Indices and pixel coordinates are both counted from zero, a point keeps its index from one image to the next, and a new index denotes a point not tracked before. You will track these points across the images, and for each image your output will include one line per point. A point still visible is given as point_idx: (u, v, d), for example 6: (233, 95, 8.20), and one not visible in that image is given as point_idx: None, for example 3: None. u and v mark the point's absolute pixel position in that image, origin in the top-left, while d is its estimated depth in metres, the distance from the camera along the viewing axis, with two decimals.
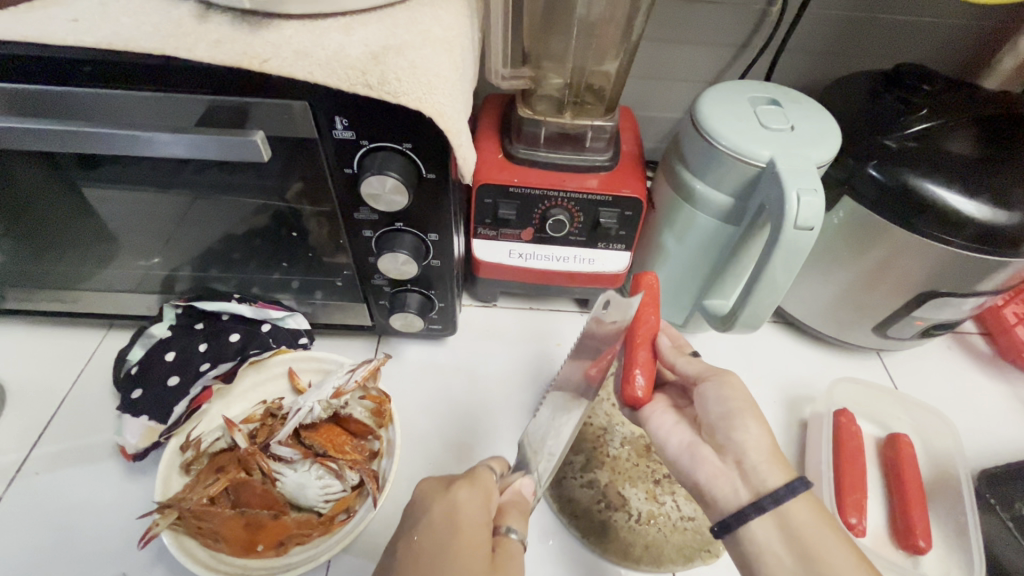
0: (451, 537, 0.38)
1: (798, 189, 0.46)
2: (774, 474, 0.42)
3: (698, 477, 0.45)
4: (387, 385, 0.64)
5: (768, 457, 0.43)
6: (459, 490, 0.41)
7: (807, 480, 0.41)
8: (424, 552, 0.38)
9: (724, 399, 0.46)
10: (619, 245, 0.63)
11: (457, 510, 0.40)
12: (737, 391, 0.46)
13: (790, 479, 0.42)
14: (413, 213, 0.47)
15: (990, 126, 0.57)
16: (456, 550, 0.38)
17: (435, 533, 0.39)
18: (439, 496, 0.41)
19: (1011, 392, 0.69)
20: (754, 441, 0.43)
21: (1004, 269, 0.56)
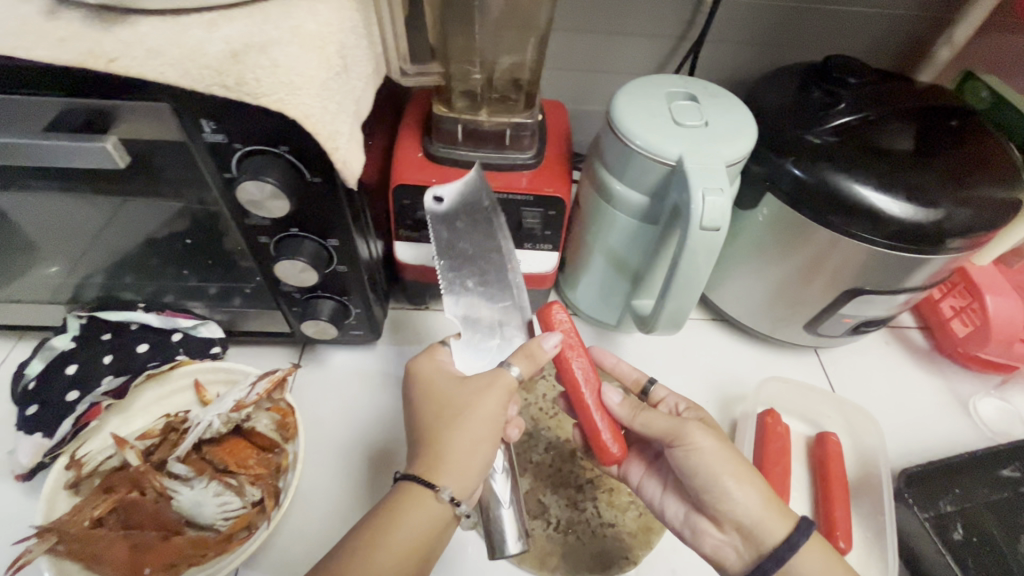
0: (437, 381, 0.48)
1: (703, 189, 0.45)
2: (773, 530, 0.42)
3: (704, 550, 0.46)
4: (308, 392, 0.62)
5: (762, 515, 0.43)
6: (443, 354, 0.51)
7: (805, 528, 0.41)
8: (427, 393, 0.47)
9: (698, 469, 0.44)
10: (545, 246, 0.62)
11: (425, 376, 0.49)
12: (705, 456, 0.44)
13: (791, 529, 0.42)
14: (307, 218, 0.45)
15: (909, 121, 0.56)
16: (441, 392, 0.47)
17: (426, 386, 0.48)
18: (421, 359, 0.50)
19: (946, 385, 0.69)
20: (743, 505, 0.43)
21: (925, 266, 0.55)
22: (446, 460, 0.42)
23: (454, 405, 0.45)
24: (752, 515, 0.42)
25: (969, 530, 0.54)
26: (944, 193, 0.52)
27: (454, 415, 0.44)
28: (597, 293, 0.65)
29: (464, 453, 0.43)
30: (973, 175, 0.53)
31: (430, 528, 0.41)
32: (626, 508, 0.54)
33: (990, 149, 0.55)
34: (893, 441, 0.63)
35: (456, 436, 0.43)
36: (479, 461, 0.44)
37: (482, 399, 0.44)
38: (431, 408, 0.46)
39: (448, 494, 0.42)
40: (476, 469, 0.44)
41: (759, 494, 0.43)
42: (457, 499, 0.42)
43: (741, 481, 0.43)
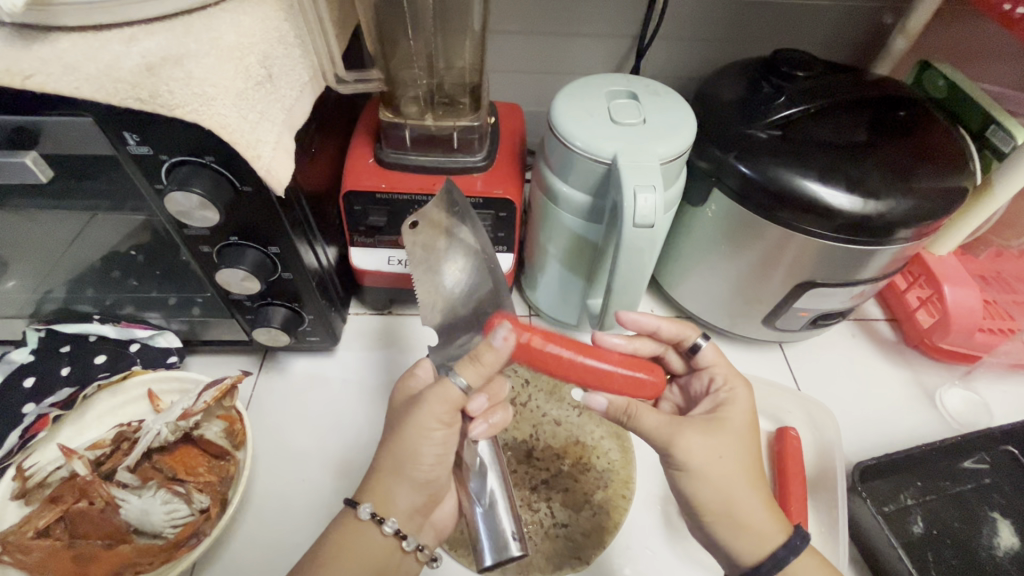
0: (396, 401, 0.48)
1: (635, 186, 0.44)
2: (742, 553, 0.41)
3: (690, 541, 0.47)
4: (268, 400, 0.62)
5: (732, 540, 0.42)
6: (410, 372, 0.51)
7: (805, 535, 0.41)
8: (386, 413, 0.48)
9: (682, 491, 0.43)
10: (500, 247, 0.62)
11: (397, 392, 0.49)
12: (694, 481, 0.42)
13: (785, 538, 0.41)
14: (244, 227, 0.46)
15: (855, 113, 0.56)
16: (394, 412, 0.47)
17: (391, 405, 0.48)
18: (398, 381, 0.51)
19: (912, 377, 0.68)
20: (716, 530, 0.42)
21: (875, 258, 0.55)
22: (378, 479, 0.44)
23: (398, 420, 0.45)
24: (727, 535, 0.42)
25: (929, 523, 0.54)
26: (888, 183, 0.51)
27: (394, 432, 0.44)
28: (556, 292, 0.65)
29: (394, 472, 0.43)
30: (918, 165, 0.53)
31: (362, 551, 0.42)
32: (581, 507, 0.54)
33: (936, 138, 0.55)
34: (857, 434, 0.63)
35: (391, 452, 0.43)
36: (411, 482, 0.44)
37: (413, 412, 0.43)
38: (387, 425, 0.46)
39: (369, 511, 0.42)
40: (406, 488, 0.43)
41: (745, 514, 0.41)
42: (380, 518, 0.43)
43: (728, 502, 0.42)
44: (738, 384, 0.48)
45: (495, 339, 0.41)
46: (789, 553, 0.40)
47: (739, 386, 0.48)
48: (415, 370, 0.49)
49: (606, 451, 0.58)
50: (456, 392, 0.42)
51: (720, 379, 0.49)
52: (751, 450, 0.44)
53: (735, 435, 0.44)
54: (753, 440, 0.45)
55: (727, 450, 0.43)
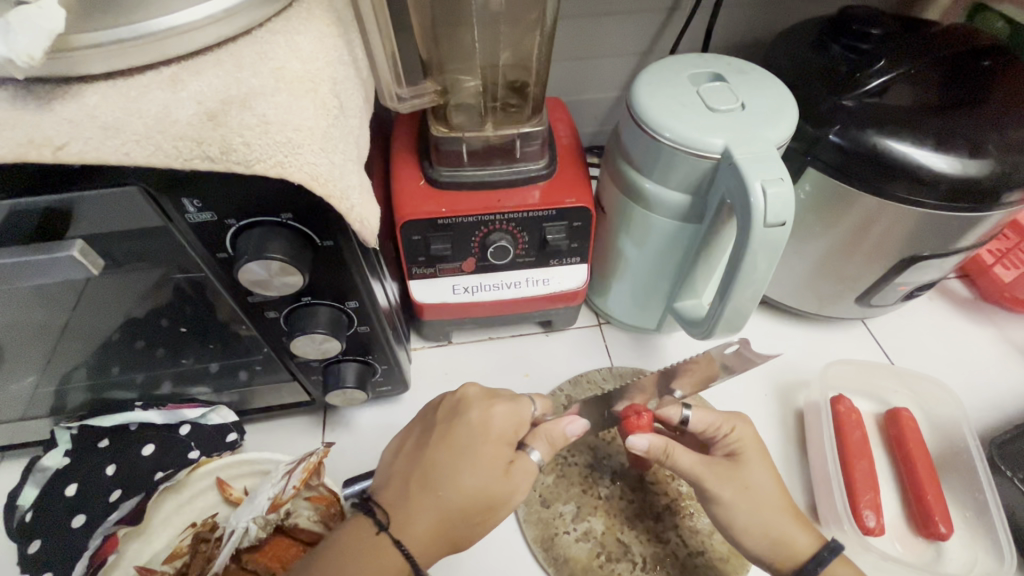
0: (481, 439, 0.40)
1: (762, 180, 0.39)
2: (783, 556, 0.43)
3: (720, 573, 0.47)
4: (340, 462, 0.56)
5: (771, 545, 0.43)
6: (498, 406, 0.43)
7: (833, 547, 0.42)
8: (454, 440, 0.40)
9: (749, 509, 0.43)
10: (573, 259, 0.56)
11: (490, 427, 0.41)
12: (730, 504, 0.43)
13: (817, 547, 0.42)
14: (320, 284, 0.39)
15: (946, 72, 0.52)
16: (482, 454, 0.40)
17: (469, 431, 0.41)
18: (479, 407, 0.43)
19: (999, 334, 0.66)
20: (753, 540, 0.43)
21: (983, 222, 0.52)
22: (434, 532, 0.37)
23: (495, 489, 0.39)
24: (765, 544, 0.43)
25: None
26: (998, 141, 0.48)
27: (488, 507, 0.39)
28: (634, 298, 0.60)
29: (451, 543, 0.38)
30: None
31: None
32: (712, 531, 0.50)
33: None
34: (966, 402, 0.60)
35: (466, 517, 0.38)
36: (453, 540, 0.38)
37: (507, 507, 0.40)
38: (478, 478, 0.39)
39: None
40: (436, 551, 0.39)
41: (781, 531, 0.43)
42: None
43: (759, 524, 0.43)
44: (738, 421, 0.47)
45: (568, 428, 0.45)
46: (817, 567, 0.41)
47: (739, 425, 0.47)
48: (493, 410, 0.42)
49: None
50: (533, 465, 0.42)
51: (720, 421, 0.47)
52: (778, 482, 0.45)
53: (761, 467, 0.45)
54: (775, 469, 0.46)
55: (757, 483, 0.44)
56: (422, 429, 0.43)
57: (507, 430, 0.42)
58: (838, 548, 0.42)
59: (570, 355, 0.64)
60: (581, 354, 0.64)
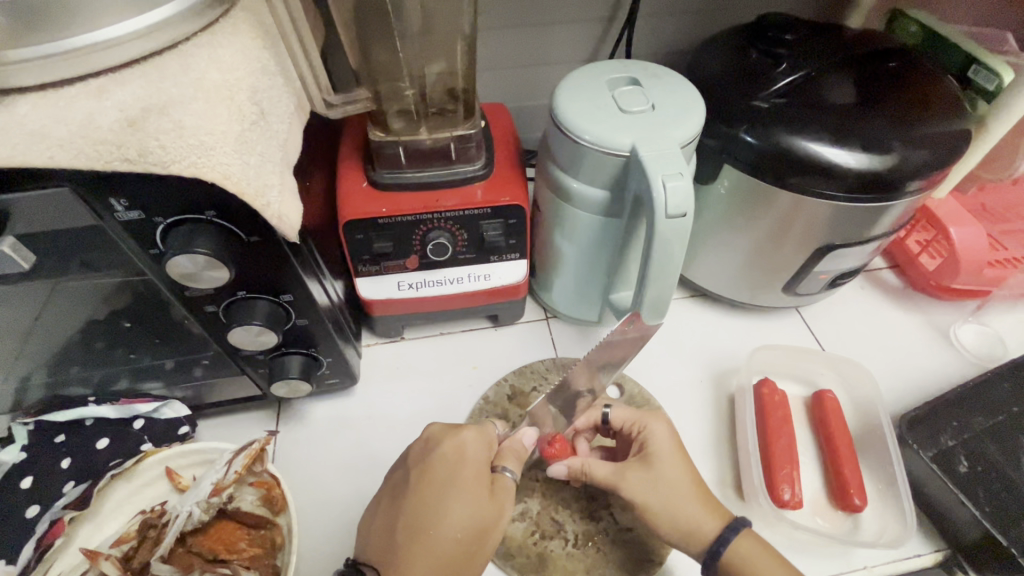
0: (457, 470, 0.45)
1: (662, 175, 0.43)
2: (700, 535, 0.46)
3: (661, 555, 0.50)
4: (293, 453, 0.58)
5: (685, 529, 0.46)
6: (466, 432, 0.47)
7: (737, 525, 0.46)
8: (432, 484, 0.45)
9: (657, 492, 0.47)
10: (513, 254, 0.59)
11: (463, 459, 0.46)
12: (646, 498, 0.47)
13: (722, 527, 0.46)
14: (254, 279, 0.42)
15: (853, 73, 0.56)
16: (461, 488, 0.44)
17: (443, 467, 0.45)
18: (449, 437, 0.47)
19: (925, 320, 0.69)
20: (666, 527, 0.47)
21: (890, 211, 0.55)
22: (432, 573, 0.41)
23: (484, 518, 0.44)
24: (676, 531, 0.46)
25: (974, 462, 0.55)
26: (896, 136, 0.51)
27: (479, 536, 0.43)
28: (574, 290, 0.63)
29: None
30: (920, 115, 0.53)
31: None
32: None
33: (931, 85, 0.55)
34: (891, 384, 0.63)
35: (460, 549, 0.42)
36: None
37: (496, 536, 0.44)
38: (465, 510, 0.43)
39: None
40: None
41: (690, 517, 0.46)
42: None
43: (661, 508, 0.47)
44: (650, 419, 0.51)
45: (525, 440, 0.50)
46: (722, 546, 0.45)
47: (654, 421, 0.51)
48: (461, 433, 0.47)
49: None
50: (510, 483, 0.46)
51: (636, 419, 0.52)
52: (679, 471, 0.48)
53: (666, 457, 0.49)
54: (683, 456, 0.49)
55: (662, 477, 0.48)
56: (397, 479, 0.47)
57: (480, 458, 0.46)
58: (741, 526, 0.45)
59: (517, 348, 0.66)
60: (528, 346, 0.66)
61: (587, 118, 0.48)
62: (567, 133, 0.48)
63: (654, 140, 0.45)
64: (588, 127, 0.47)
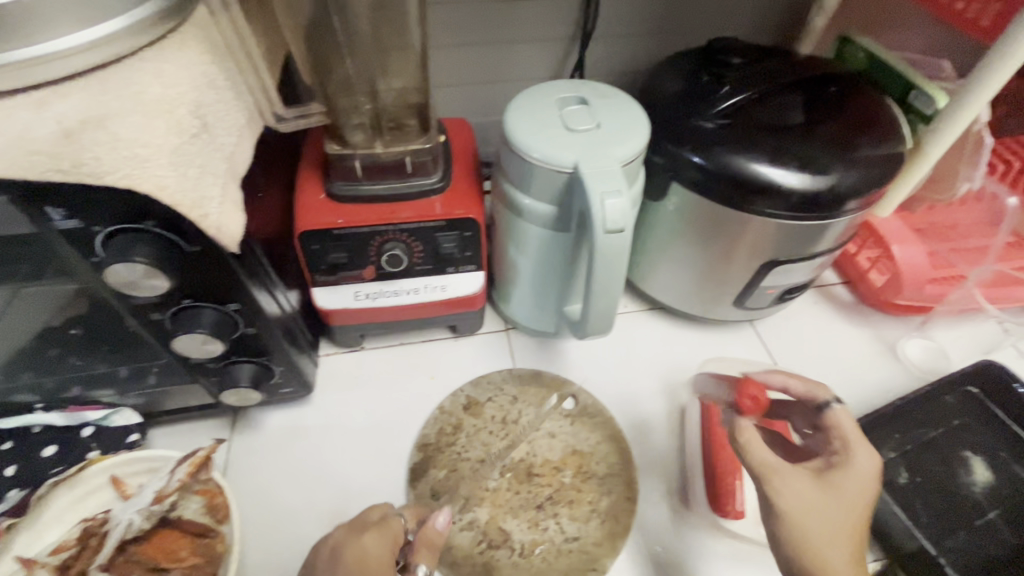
0: (358, 571, 0.44)
1: (601, 192, 0.44)
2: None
3: None
4: (246, 461, 0.58)
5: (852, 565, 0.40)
6: (367, 537, 0.47)
7: None
8: None
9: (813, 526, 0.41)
10: (469, 266, 0.61)
11: (365, 558, 0.45)
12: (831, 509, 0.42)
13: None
14: (198, 287, 0.42)
15: (796, 96, 0.58)
16: None
17: (346, 568, 0.45)
18: (349, 542, 0.47)
19: (874, 335, 0.71)
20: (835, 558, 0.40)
21: (831, 229, 0.57)
22: None
23: None
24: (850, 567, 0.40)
25: (912, 472, 0.57)
26: (834, 157, 0.53)
27: None
28: (531, 302, 0.64)
29: None
30: (857, 137, 0.55)
31: None
32: (588, 518, 0.54)
33: (869, 109, 0.58)
34: None
35: None
36: None
37: None
38: None
39: None
40: None
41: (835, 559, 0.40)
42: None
43: (802, 526, 0.42)
44: (785, 471, 0.45)
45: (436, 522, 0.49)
46: None
47: (861, 450, 0.46)
48: (362, 535, 0.47)
49: (604, 456, 0.58)
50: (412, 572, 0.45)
51: (850, 437, 0.47)
52: (853, 511, 0.43)
53: (854, 487, 0.44)
54: (849, 510, 0.42)
55: (839, 503, 0.43)
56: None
57: (381, 557, 0.46)
58: None
59: (475, 359, 0.67)
60: (486, 357, 0.67)
61: (533, 136, 0.49)
62: (515, 149, 0.50)
63: (596, 157, 0.47)
64: (534, 144, 0.49)
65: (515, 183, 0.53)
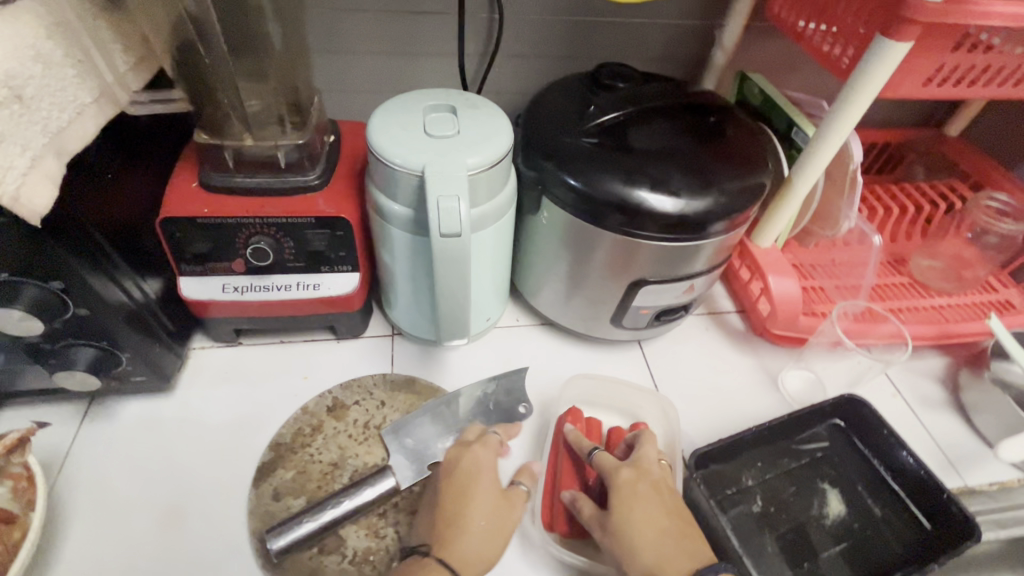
0: (477, 476, 0.51)
1: (438, 196, 0.45)
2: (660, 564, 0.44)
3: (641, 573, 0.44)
4: (87, 452, 0.56)
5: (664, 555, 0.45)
6: (480, 450, 0.53)
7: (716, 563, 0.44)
8: (458, 487, 0.50)
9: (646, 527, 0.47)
10: (343, 266, 0.61)
11: (481, 464, 0.52)
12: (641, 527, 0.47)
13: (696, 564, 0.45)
14: (12, 260, 0.42)
15: (671, 122, 0.60)
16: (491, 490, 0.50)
17: (460, 475, 0.51)
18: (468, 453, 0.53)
19: (758, 364, 0.72)
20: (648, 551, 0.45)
21: (699, 253, 0.58)
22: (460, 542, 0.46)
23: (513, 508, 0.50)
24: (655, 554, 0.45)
25: (766, 501, 0.58)
26: (696, 182, 0.54)
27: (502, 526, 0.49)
28: (409, 308, 0.64)
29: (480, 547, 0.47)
30: (721, 164, 0.56)
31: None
32: None
33: (740, 140, 0.59)
34: (710, 421, 0.66)
35: (480, 533, 0.47)
36: (490, 544, 0.47)
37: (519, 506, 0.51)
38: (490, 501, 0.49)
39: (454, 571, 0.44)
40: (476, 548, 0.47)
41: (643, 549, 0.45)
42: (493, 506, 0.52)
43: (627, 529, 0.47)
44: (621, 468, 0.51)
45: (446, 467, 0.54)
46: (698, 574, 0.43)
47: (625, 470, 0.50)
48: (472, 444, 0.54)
49: None
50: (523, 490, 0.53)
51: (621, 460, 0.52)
52: (658, 504, 0.48)
53: (644, 488, 0.49)
54: (657, 501, 0.48)
55: (642, 508, 0.48)
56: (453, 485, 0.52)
57: (488, 464, 0.52)
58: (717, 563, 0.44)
59: (352, 362, 0.66)
60: (363, 360, 0.66)
61: (388, 137, 0.50)
62: (370, 149, 0.50)
63: (445, 161, 0.47)
64: (389, 146, 0.49)
65: (375, 183, 0.53)
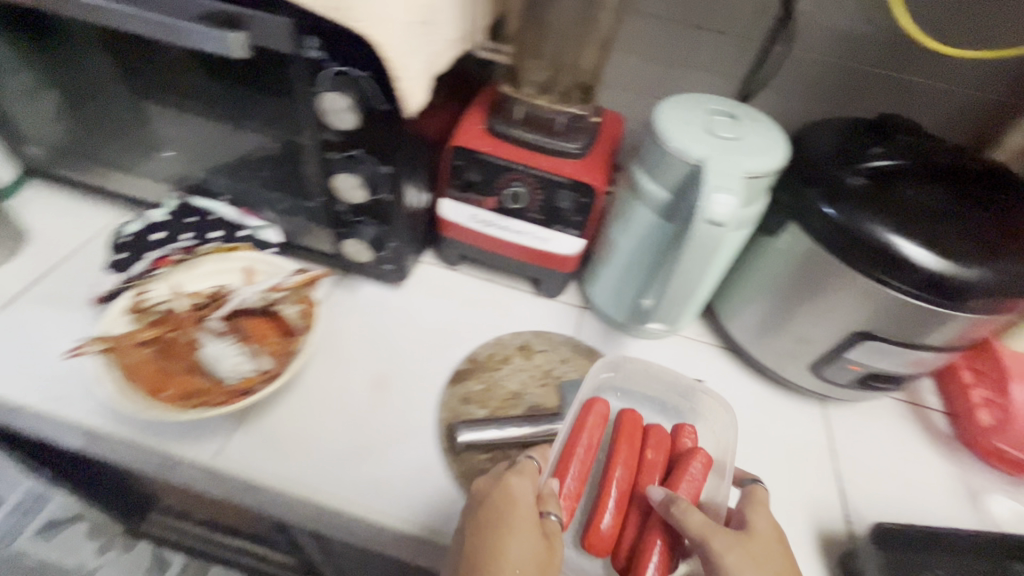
0: (509, 512, 0.44)
1: (713, 186, 0.48)
2: None
3: None
4: (332, 311, 0.69)
5: None
6: (512, 478, 0.46)
7: None
8: (488, 522, 0.44)
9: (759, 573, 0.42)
10: (573, 229, 0.66)
11: (514, 500, 0.45)
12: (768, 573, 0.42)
13: None
14: (370, 140, 0.53)
15: (954, 186, 0.56)
16: (520, 528, 0.43)
17: (496, 504, 0.44)
18: (494, 485, 0.46)
19: (958, 475, 0.65)
20: None
21: (946, 325, 0.54)
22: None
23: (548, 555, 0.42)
24: None
25: None
26: (975, 253, 0.51)
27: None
28: (614, 287, 0.68)
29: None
30: (1008, 243, 0.52)
31: None
32: None
33: None
34: (887, 508, 0.60)
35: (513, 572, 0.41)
36: None
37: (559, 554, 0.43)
38: (516, 546, 0.42)
39: None
40: None
41: None
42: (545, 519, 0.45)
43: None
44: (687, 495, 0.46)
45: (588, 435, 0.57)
46: None
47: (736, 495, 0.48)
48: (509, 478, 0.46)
49: None
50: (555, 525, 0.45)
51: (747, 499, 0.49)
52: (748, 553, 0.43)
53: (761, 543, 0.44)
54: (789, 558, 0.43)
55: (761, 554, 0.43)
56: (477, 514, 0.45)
57: (529, 501, 0.45)
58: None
59: (544, 317, 0.72)
60: (554, 319, 0.72)
61: (673, 126, 0.54)
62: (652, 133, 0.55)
63: (723, 160, 0.51)
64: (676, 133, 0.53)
65: (640, 164, 0.58)
